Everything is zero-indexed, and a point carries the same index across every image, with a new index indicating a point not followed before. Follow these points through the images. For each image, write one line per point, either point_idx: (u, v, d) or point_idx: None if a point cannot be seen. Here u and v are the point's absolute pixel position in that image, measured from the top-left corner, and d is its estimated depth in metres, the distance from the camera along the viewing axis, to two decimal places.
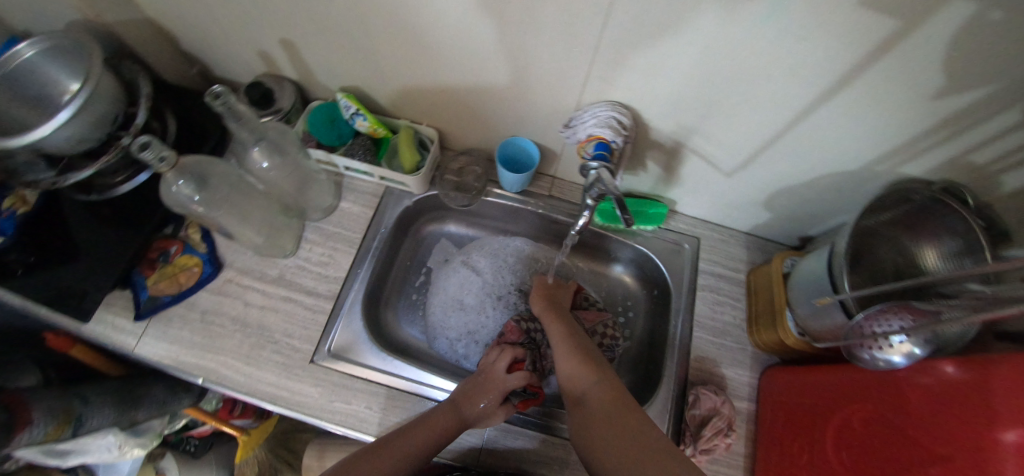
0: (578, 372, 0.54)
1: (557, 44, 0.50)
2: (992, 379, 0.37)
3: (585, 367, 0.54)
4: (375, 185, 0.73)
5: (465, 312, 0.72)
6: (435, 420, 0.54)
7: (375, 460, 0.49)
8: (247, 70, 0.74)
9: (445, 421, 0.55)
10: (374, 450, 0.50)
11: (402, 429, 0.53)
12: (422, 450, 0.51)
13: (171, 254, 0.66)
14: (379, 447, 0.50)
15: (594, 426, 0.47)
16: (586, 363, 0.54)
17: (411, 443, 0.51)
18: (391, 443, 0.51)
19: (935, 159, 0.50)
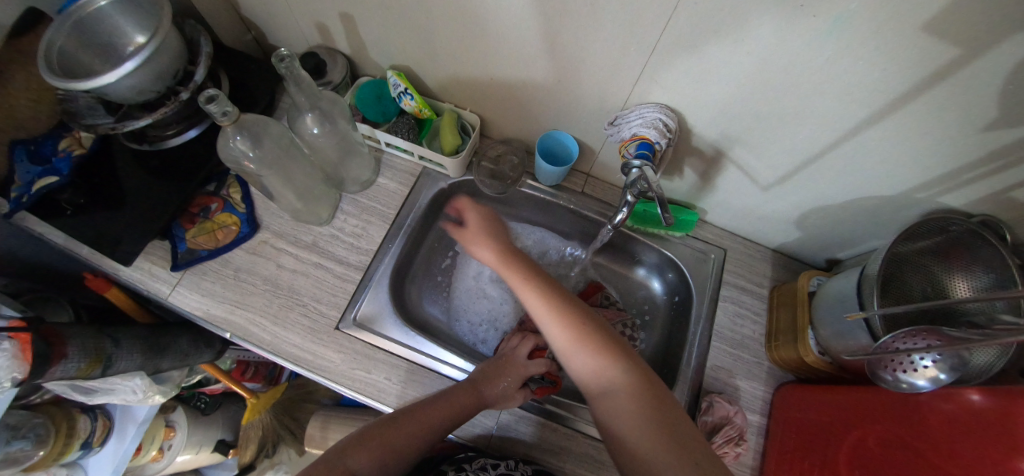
0: (592, 360, 0.50)
1: (614, 42, 0.51)
2: (1020, 411, 0.37)
3: (598, 353, 0.51)
4: (412, 164, 0.74)
5: (488, 300, 0.78)
6: (457, 397, 0.56)
7: (398, 429, 0.51)
8: (301, 40, 0.76)
9: (466, 399, 0.57)
10: (397, 418, 0.52)
11: (424, 400, 0.55)
12: (442, 425, 0.53)
13: (212, 211, 0.68)
14: (403, 416, 0.52)
15: (625, 422, 0.46)
16: (598, 349, 0.51)
17: (432, 416, 0.53)
18: (413, 413, 0.53)
19: (977, 191, 0.50)
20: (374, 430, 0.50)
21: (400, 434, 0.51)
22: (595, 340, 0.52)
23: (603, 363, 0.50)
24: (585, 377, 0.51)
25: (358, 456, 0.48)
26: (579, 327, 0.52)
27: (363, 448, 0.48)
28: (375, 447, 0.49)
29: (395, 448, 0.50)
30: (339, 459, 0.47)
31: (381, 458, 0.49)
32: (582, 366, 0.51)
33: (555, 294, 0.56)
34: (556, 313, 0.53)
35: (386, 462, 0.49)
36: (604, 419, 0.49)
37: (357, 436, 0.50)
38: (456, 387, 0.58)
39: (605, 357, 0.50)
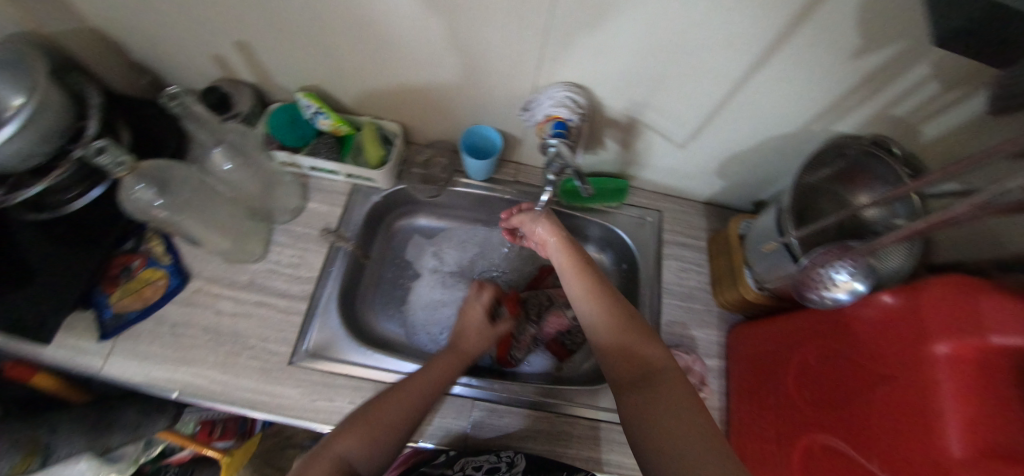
0: (637, 348, 0.50)
1: (509, 30, 0.52)
2: (923, 301, 0.42)
3: (648, 348, 0.50)
4: (342, 183, 0.73)
5: (447, 307, 0.77)
6: (434, 370, 0.57)
7: (384, 404, 0.49)
8: (201, 76, 0.73)
9: (444, 370, 0.58)
10: (380, 398, 0.50)
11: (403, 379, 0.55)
12: (427, 394, 0.53)
13: (134, 268, 0.64)
14: (386, 393, 0.51)
15: (655, 409, 0.44)
16: (648, 344, 0.50)
17: (414, 387, 0.53)
18: (397, 389, 0.52)
19: (863, 115, 0.54)
20: (359, 413, 0.48)
21: (389, 408, 0.49)
22: (643, 336, 0.51)
23: (647, 353, 0.50)
24: (621, 368, 0.50)
25: (347, 439, 0.45)
26: (626, 320, 0.53)
27: (352, 430, 0.46)
28: (365, 426, 0.47)
29: (386, 423, 0.48)
30: (328, 449, 0.44)
31: (373, 434, 0.46)
32: (620, 356, 0.51)
33: (604, 290, 0.56)
34: (603, 305, 0.55)
35: (379, 437, 0.47)
36: (631, 410, 0.46)
37: (344, 422, 0.47)
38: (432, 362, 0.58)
39: (652, 347, 0.50)
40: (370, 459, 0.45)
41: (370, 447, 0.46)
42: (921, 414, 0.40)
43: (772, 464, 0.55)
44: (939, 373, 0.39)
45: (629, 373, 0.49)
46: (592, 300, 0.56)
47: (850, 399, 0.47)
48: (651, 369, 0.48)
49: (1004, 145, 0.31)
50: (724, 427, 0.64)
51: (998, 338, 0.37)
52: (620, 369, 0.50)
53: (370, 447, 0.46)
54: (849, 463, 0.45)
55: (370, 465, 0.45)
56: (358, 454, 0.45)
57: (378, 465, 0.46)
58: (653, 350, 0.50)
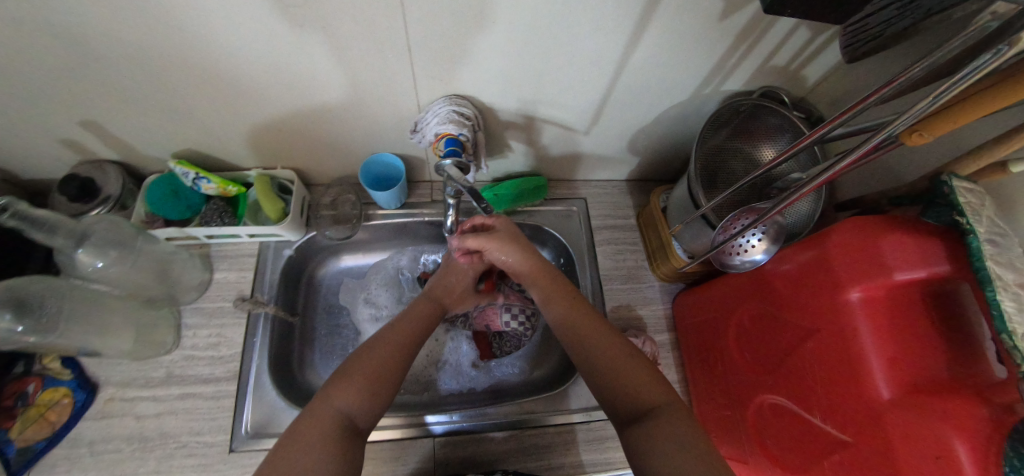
0: (637, 383, 0.48)
1: (373, 55, 0.48)
2: (830, 252, 0.42)
3: (649, 380, 0.48)
4: (250, 244, 0.68)
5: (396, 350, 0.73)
6: (411, 321, 0.58)
7: (375, 357, 0.49)
8: (57, 165, 0.65)
9: (419, 319, 0.58)
10: (366, 350, 0.50)
11: (384, 331, 0.54)
12: (412, 342, 0.54)
13: (30, 394, 0.55)
14: (370, 347, 0.51)
15: (660, 444, 0.42)
16: (648, 375, 0.49)
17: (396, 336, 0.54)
18: (382, 342, 0.52)
19: (747, 70, 0.54)
20: (348, 368, 0.48)
21: (380, 361, 0.49)
22: (643, 369, 0.49)
23: (647, 387, 0.48)
24: (617, 402, 0.48)
25: (344, 394, 0.45)
26: (623, 355, 0.51)
27: (347, 385, 0.46)
28: (359, 380, 0.47)
29: (380, 375, 0.48)
30: (327, 406, 0.44)
31: (371, 386, 0.47)
32: (622, 391, 0.48)
33: (598, 325, 0.55)
34: (601, 340, 0.53)
35: (377, 388, 0.47)
36: (636, 444, 0.44)
37: (333, 380, 0.47)
38: (408, 314, 0.59)
39: (654, 381, 0.48)
40: (370, 410, 0.46)
41: (368, 399, 0.46)
42: (848, 361, 0.41)
43: (731, 431, 0.56)
44: (857, 317, 0.40)
45: (632, 409, 0.47)
46: (586, 332, 0.54)
47: (784, 357, 0.48)
48: (653, 402, 0.46)
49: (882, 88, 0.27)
50: (686, 396, 0.65)
51: (900, 273, 0.38)
52: (620, 405, 0.48)
53: (368, 399, 0.46)
54: (795, 419, 0.46)
55: (368, 416, 0.46)
56: (358, 407, 0.45)
57: (376, 413, 0.47)
58: (653, 382, 0.48)
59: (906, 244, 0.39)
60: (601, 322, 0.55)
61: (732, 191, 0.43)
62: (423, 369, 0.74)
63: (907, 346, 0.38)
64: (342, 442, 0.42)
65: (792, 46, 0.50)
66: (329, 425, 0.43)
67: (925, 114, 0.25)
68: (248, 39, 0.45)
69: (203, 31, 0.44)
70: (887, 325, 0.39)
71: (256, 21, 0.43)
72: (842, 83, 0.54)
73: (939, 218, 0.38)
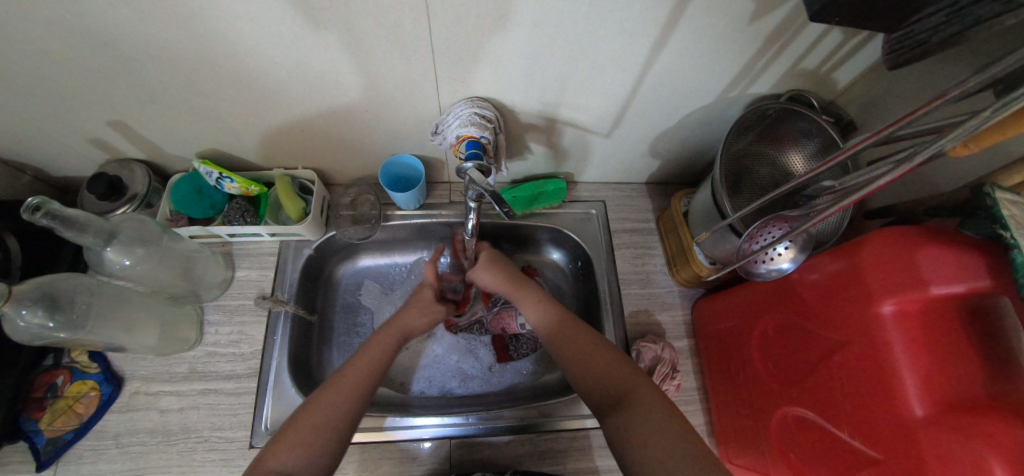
0: (604, 367, 0.49)
1: (395, 57, 0.48)
2: (863, 262, 0.42)
3: (618, 368, 0.48)
4: (271, 243, 0.69)
5: (421, 351, 0.76)
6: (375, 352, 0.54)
7: (313, 411, 0.46)
8: (86, 163, 0.66)
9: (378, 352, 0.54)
10: (306, 404, 0.47)
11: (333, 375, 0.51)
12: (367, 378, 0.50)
13: (59, 386, 0.57)
14: (312, 399, 0.47)
15: (639, 431, 0.42)
16: (616, 363, 0.49)
17: (371, 377, 0.51)
18: (325, 386, 0.48)
19: (776, 73, 0.53)
20: (287, 425, 0.45)
21: (318, 410, 0.46)
22: (612, 359, 0.49)
23: (617, 374, 0.48)
24: (594, 393, 0.48)
25: (279, 453, 0.42)
26: (590, 344, 0.51)
27: (281, 446, 0.43)
28: (292, 439, 0.43)
29: (316, 426, 0.44)
30: (262, 466, 0.41)
31: (305, 439, 0.43)
32: (592, 378, 0.49)
33: (569, 324, 0.55)
34: (569, 337, 0.53)
35: (315, 441, 0.43)
36: (617, 437, 0.43)
37: (272, 440, 0.44)
38: (364, 353, 0.53)
39: (618, 361, 0.49)
40: (313, 463, 0.43)
41: (308, 452, 0.43)
42: (879, 374, 0.40)
43: (751, 440, 0.55)
44: (889, 332, 0.39)
45: (606, 398, 0.47)
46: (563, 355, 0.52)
47: (810, 369, 0.47)
48: (622, 388, 0.47)
49: (927, 105, 0.28)
50: (703, 404, 0.64)
51: (937, 288, 0.37)
52: (595, 390, 0.48)
53: (308, 453, 0.43)
54: (821, 433, 0.45)
55: (315, 470, 0.42)
56: (296, 462, 0.42)
57: (326, 463, 0.43)
58: (620, 366, 0.49)
59: (945, 258, 0.38)
60: (569, 321, 0.55)
61: (761, 203, 0.43)
62: (438, 371, 0.74)
63: (942, 362, 0.37)
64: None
65: (824, 48, 0.49)
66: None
67: (971, 134, 0.27)
68: (272, 40, 0.45)
69: (224, 32, 0.44)
70: (921, 340, 0.38)
71: (278, 22, 0.43)
72: (874, 88, 0.53)
73: (979, 232, 0.38)
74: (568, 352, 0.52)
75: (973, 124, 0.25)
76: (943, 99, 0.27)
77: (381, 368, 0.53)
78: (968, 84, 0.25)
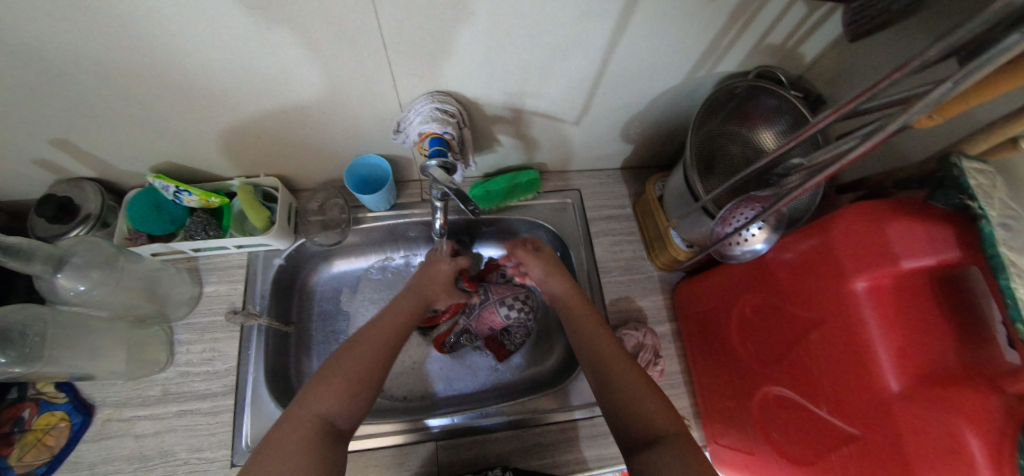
0: (652, 411, 0.44)
1: (347, 53, 0.46)
2: (834, 241, 0.41)
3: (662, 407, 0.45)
4: (238, 255, 0.67)
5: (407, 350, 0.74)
6: (396, 319, 0.54)
7: (354, 358, 0.47)
8: (34, 185, 0.63)
9: (394, 325, 0.53)
10: (343, 353, 0.48)
11: (365, 327, 0.52)
12: (397, 338, 0.52)
13: (26, 420, 0.55)
14: (350, 346, 0.49)
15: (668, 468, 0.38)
16: (661, 402, 0.45)
17: (397, 341, 0.52)
18: (360, 340, 0.50)
19: (742, 50, 0.52)
20: (328, 372, 0.45)
21: (358, 361, 0.47)
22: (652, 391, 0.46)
23: (659, 415, 0.44)
24: (624, 423, 0.45)
25: (324, 397, 0.43)
26: (635, 379, 0.48)
27: (326, 389, 0.44)
28: (337, 385, 0.44)
29: (361, 376, 0.46)
30: (307, 409, 0.42)
31: (353, 389, 0.45)
32: (633, 409, 0.45)
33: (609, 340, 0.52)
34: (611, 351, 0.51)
35: (357, 390, 0.45)
36: (643, 468, 0.40)
37: (314, 381, 0.45)
38: (390, 312, 0.55)
39: (669, 410, 0.45)
40: (351, 412, 0.44)
41: (348, 402, 0.44)
42: (855, 352, 0.40)
43: (735, 421, 0.55)
44: (863, 307, 0.39)
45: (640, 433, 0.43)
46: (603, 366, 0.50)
47: (787, 349, 0.47)
48: (659, 432, 0.43)
49: (888, 77, 0.27)
50: (688, 387, 0.64)
51: (907, 262, 0.37)
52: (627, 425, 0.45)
53: (349, 401, 0.44)
54: (801, 411, 0.45)
55: (352, 416, 0.44)
56: (339, 410, 0.43)
57: (358, 415, 0.45)
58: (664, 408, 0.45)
59: (915, 231, 0.38)
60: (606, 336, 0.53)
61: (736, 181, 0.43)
62: (427, 372, 0.73)
63: (915, 335, 0.37)
64: (325, 448, 0.40)
65: (789, 22, 0.48)
66: (312, 428, 0.41)
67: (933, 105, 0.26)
68: (213, 43, 0.42)
69: (162, 38, 0.41)
70: (894, 314, 0.38)
71: (221, 25, 0.40)
72: (841, 60, 0.52)
73: (948, 202, 0.37)
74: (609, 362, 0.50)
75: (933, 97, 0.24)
76: (901, 73, 0.26)
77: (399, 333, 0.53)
78: (927, 54, 0.24)
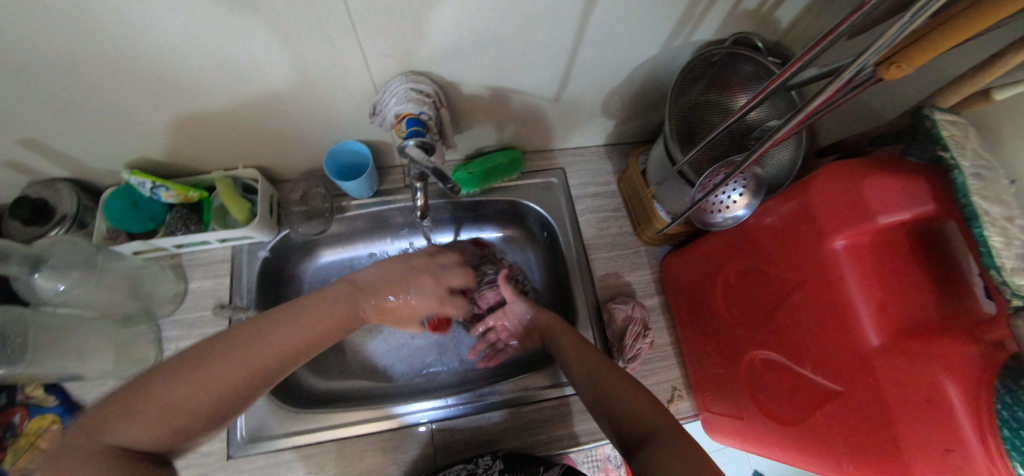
0: (641, 405, 0.44)
1: (312, 34, 0.44)
2: (812, 202, 0.41)
3: (651, 401, 0.44)
4: (222, 250, 0.66)
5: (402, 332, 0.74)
6: (293, 335, 0.44)
7: (205, 374, 0.37)
8: (6, 189, 0.61)
9: (283, 343, 0.42)
10: (185, 360, 0.37)
11: (239, 332, 0.41)
12: (278, 363, 0.42)
13: (18, 424, 0.54)
14: (204, 353, 0.38)
15: (668, 458, 0.36)
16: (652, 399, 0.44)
17: (280, 366, 0.42)
18: (226, 349, 0.39)
19: (718, 16, 0.51)
20: (155, 383, 0.35)
21: (207, 380, 0.37)
22: (638, 389, 0.46)
23: (648, 409, 0.43)
24: (623, 419, 0.43)
25: (137, 415, 0.33)
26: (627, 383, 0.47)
27: (136, 415, 0.33)
28: (154, 411, 0.34)
29: (200, 397, 0.36)
30: (101, 427, 0.32)
31: (179, 413, 0.35)
32: (625, 408, 0.44)
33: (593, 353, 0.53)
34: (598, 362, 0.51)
35: (185, 416, 0.35)
36: (644, 464, 0.37)
37: (127, 392, 0.34)
38: (287, 321, 0.44)
39: (656, 405, 0.44)
40: (169, 440, 0.34)
41: (168, 428, 0.34)
42: (836, 310, 0.40)
43: (724, 388, 0.56)
44: (842, 265, 0.39)
45: (634, 428, 0.42)
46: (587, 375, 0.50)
47: (772, 312, 0.47)
48: (653, 425, 0.41)
49: (849, 17, 0.27)
50: (678, 358, 0.65)
51: (884, 218, 0.37)
52: (620, 421, 0.43)
53: (169, 429, 0.34)
54: (786, 373, 0.46)
55: (165, 448, 0.34)
56: (152, 436, 0.33)
57: (173, 446, 0.35)
58: (653, 404, 0.44)
59: (891, 187, 0.38)
60: (590, 349, 0.54)
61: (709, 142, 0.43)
62: (419, 356, 0.73)
63: (893, 290, 0.38)
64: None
65: None
66: (106, 462, 0.30)
67: (891, 43, 0.26)
68: (171, 29, 0.41)
69: (118, 26, 0.40)
70: (872, 271, 0.39)
71: (177, 10, 0.39)
72: (818, 21, 0.51)
73: (922, 156, 0.38)
74: (597, 368, 0.50)
75: (891, 33, 0.24)
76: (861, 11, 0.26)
77: (288, 359, 0.43)
78: None
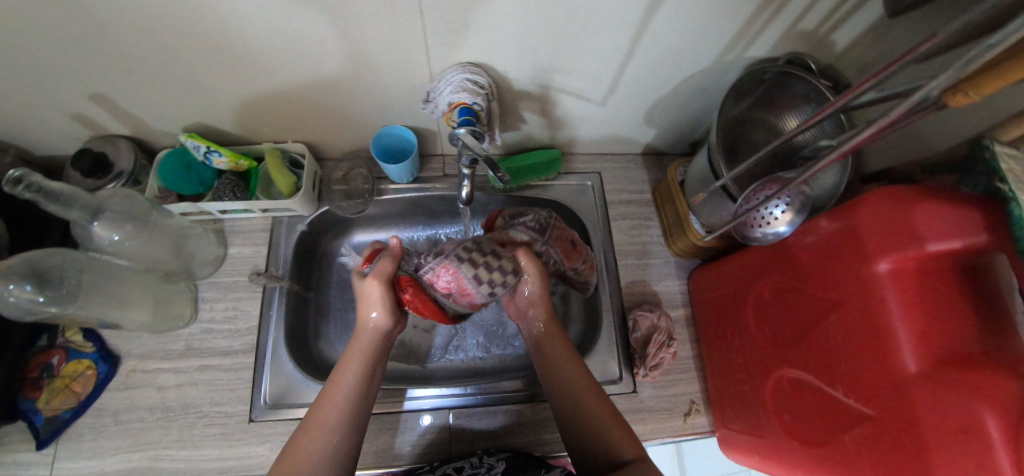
0: (617, 437, 0.48)
1: (382, 20, 0.46)
2: (859, 223, 0.41)
3: (627, 434, 0.49)
4: (263, 219, 0.68)
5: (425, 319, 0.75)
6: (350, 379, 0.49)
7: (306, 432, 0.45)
8: (70, 141, 0.64)
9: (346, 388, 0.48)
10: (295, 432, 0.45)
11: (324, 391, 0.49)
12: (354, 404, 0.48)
13: (54, 366, 0.57)
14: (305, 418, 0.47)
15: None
16: (624, 427, 0.50)
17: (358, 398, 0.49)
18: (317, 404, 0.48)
19: (775, 33, 0.51)
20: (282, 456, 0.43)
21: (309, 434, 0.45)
22: (613, 420, 0.50)
23: (620, 440, 0.48)
24: (596, 448, 0.48)
25: None
26: (608, 411, 0.51)
27: None
28: None
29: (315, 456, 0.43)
30: None
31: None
32: (602, 443, 0.48)
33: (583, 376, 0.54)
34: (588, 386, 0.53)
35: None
36: None
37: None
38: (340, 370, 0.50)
39: (631, 437, 0.49)
40: None
41: None
42: (877, 334, 0.40)
43: (747, 405, 0.56)
44: (886, 290, 0.39)
45: (605, 459, 0.47)
46: (573, 393, 0.53)
47: (806, 332, 0.47)
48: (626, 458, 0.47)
49: (918, 46, 0.26)
50: (700, 372, 0.65)
51: (934, 244, 0.37)
52: (596, 446, 0.49)
53: None
54: (816, 394, 0.46)
55: None
56: None
57: None
58: (627, 435, 0.49)
59: (943, 214, 0.37)
60: (577, 370, 0.55)
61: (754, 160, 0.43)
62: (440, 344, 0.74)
63: (939, 318, 0.37)
64: None
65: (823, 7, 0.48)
66: None
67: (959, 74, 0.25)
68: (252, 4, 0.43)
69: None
70: (918, 297, 0.38)
71: None
72: (874, 48, 0.52)
73: (976, 188, 0.39)
74: (582, 391, 0.53)
75: (963, 63, 0.24)
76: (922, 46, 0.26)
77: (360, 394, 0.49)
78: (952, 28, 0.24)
